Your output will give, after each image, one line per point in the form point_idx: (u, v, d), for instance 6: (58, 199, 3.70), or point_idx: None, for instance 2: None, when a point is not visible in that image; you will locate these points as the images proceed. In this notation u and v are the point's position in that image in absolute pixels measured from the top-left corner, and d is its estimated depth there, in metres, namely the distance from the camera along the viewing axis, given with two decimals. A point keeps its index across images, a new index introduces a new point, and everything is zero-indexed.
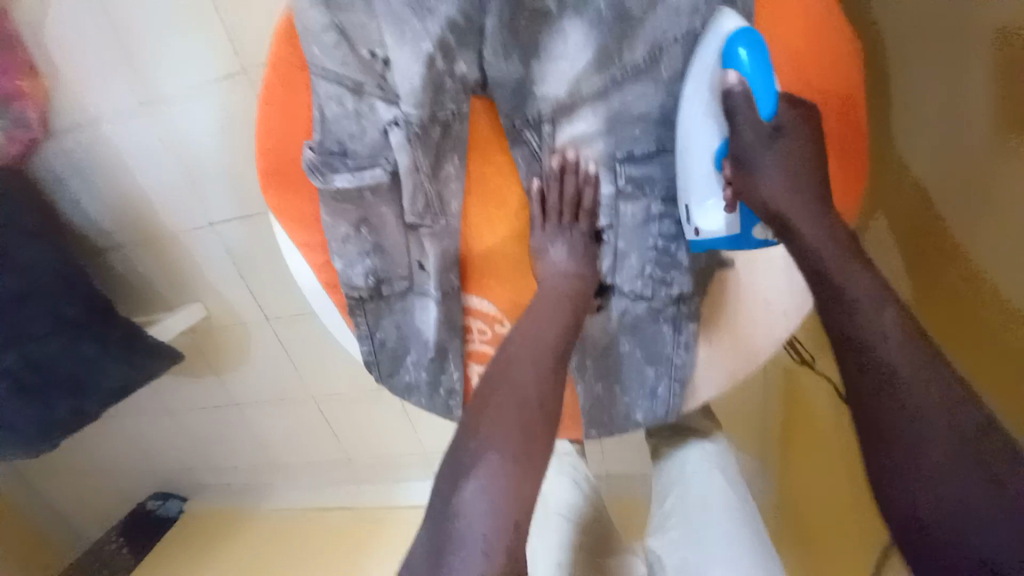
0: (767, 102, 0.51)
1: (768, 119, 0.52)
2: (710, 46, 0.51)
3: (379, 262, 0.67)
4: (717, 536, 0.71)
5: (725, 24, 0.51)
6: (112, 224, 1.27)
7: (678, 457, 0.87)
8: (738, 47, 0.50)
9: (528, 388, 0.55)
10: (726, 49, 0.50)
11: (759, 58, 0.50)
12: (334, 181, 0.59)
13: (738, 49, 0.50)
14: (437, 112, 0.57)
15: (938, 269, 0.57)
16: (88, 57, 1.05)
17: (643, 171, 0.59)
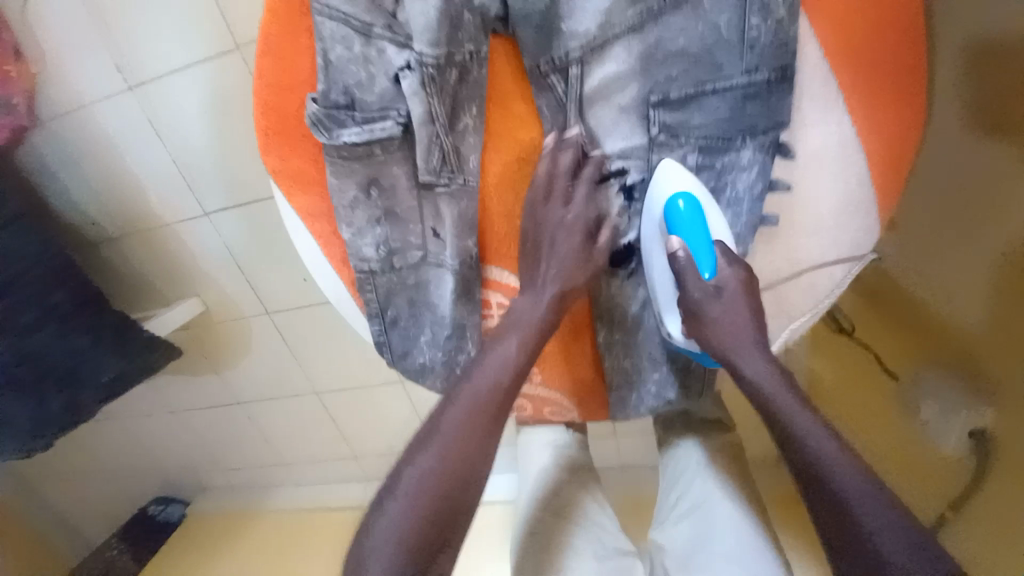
0: (707, 260, 0.54)
1: (708, 277, 0.54)
2: (655, 199, 0.56)
3: (390, 230, 0.62)
4: (722, 550, 0.66)
5: (668, 177, 0.55)
6: (103, 216, 1.21)
7: (681, 456, 0.80)
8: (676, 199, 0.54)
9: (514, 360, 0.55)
10: (668, 205, 0.54)
11: (695, 209, 0.53)
12: (341, 137, 0.54)
13: (677, 203, 0.53)
14: (454, 53, 0.51)
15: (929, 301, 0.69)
16: (72, 36, 0.99)
17: (679, 118, 0.53)
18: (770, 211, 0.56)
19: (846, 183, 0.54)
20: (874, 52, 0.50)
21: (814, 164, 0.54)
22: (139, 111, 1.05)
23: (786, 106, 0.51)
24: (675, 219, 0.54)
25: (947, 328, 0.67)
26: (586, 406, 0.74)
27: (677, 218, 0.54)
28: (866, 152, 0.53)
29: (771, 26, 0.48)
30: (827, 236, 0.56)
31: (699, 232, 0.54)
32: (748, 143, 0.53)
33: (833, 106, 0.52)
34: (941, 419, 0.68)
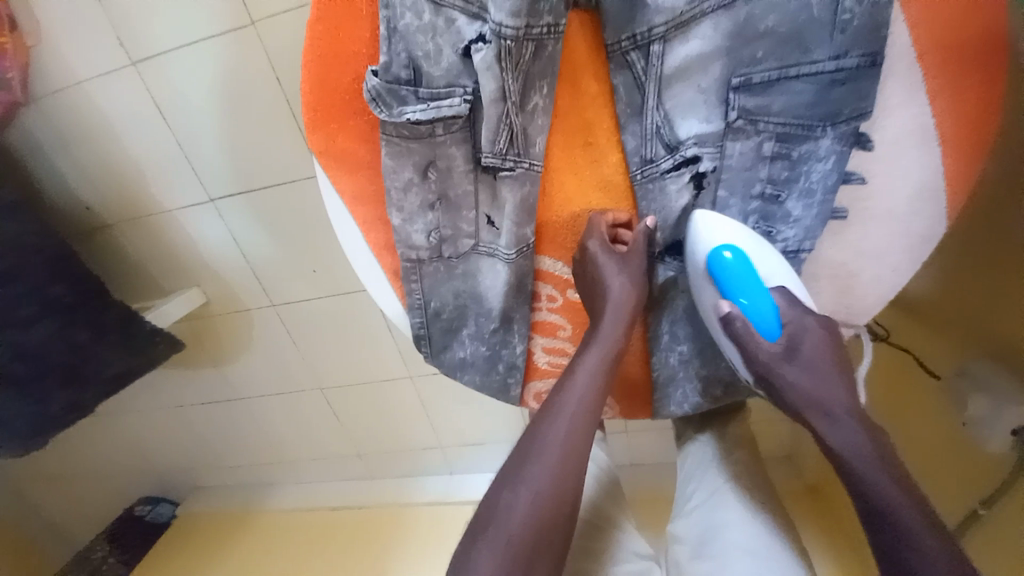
0: (768, 319, 0.56)
1: (772, 336, 0.56)
2: (699, 249, 0.57)
3: (442, 216, 0.59)
4: (736, 543, 0.63)
5: (708, 227, 0.56)
6: (99, 202, 1.14)
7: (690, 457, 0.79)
8: (722, 251, 0.55)
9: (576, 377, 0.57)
10: (712, 259, 0.56)
11: (745, 263, 0.55)
12: (403, 113, 0.50)
13: (722, 255, 0.55)
14: (532, 25, 0.48)
15: (992, 287, 0.65)
16: (71, 6, 0.92)
17: (760, 102, 0.51)
18: (840, 204, 0.55)
19: (924, 176, 0.52)
20: (962, 36, 0.48)
21: (893, 154, 0.52)
22: (143, 90, 0.98)
23: (874, 92, 0.49)
24: (724, 272, 0.56)
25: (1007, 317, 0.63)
26: (631, 406, 0.71)
27: (727, 273, 0.56)
28: (943, 142, 0.51)
29: (866, 8, 0.47)
30: (896, 227, 0.54)
31: (754, 287, 0.56)
32: (828, 132, 0.51)
33: (918, 94, 0.50)
34: (987, 416, 0.65)
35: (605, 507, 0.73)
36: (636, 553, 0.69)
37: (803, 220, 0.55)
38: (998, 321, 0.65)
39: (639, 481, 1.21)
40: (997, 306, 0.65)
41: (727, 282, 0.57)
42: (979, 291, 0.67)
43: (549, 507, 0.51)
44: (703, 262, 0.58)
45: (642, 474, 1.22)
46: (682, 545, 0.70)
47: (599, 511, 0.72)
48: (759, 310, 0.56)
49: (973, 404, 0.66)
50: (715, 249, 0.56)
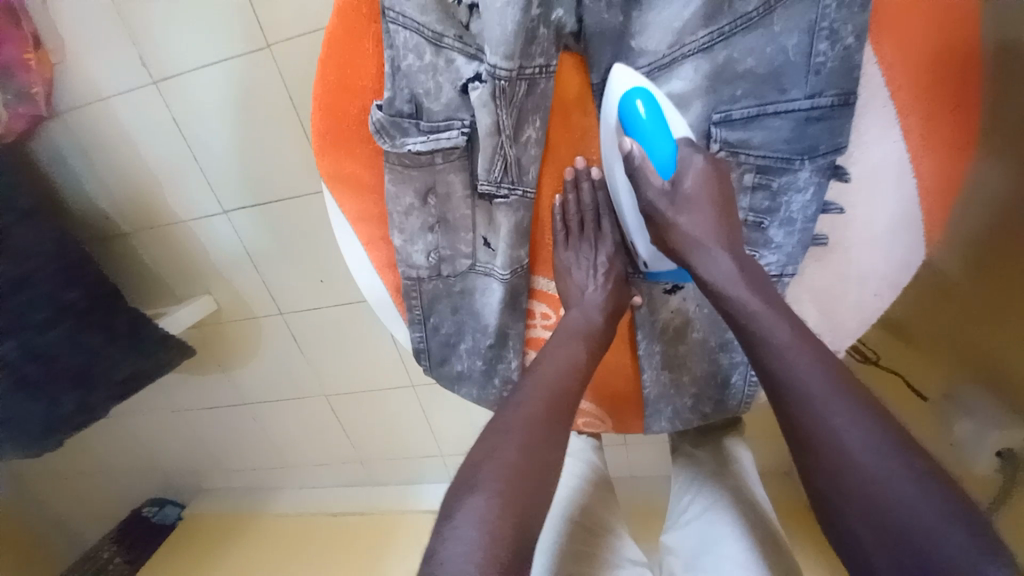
0: (666, 155, 0.54)
1: (667, 174, 0.55)
2: (610, 102, 0.54)
3: (441, 237, 0.62)
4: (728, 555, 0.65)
5: (619, 81, 0.54)
6: (118, 212, 1.19)
7: (678, 480, 0.81)
8: (635, 99, 0.52)
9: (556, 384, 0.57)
10: (624, 107, 0.53)
11: (653, 104, 0.53)
12: (405, 144, 0.54)
13: (636, 104, 0.52)
14: (525, 66, 0.53)
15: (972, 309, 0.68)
16: (99, 30, 0.98)
17: (742, 136, 0.54)
18: (820, 231, 0.58)
19: (900, 209, 0.55)
20: (934, 79, 0.51)
21: (869, 185, 0.55)
22: (164, 107, 1.04)
23: (847, 129, 0.52)
24: (636, 125, 0.53)
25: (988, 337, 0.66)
26: (622, 422, 0.74)
27: (631, 116, 0.53)
28: (918, 177, 0.54)
29: (838, 52, 0.50)
30: (878, 254, 0.57)
31: (657, 125, 0.53)
32: (806, 165, 0.54)
33: (891, 133, 0.53)
34: (972, 437, 0.67)
35: (597, 512, 0.76)
36: (630, 559, 0.71)
37: (789, 245, 0.57)
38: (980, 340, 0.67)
39: (635, 494, 1.22)
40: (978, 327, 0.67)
41: (635, 128, 0.53)
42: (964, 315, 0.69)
43: None
44: (614, 115, 0.55)
45: (638, 487, 1.23)
46: (676, 556, 0.72)
47: (591, 517, 0.74)
48: (656, 150, 0.54)
49: (958, 426, 0.69)
50: (626, 102, 0.53)
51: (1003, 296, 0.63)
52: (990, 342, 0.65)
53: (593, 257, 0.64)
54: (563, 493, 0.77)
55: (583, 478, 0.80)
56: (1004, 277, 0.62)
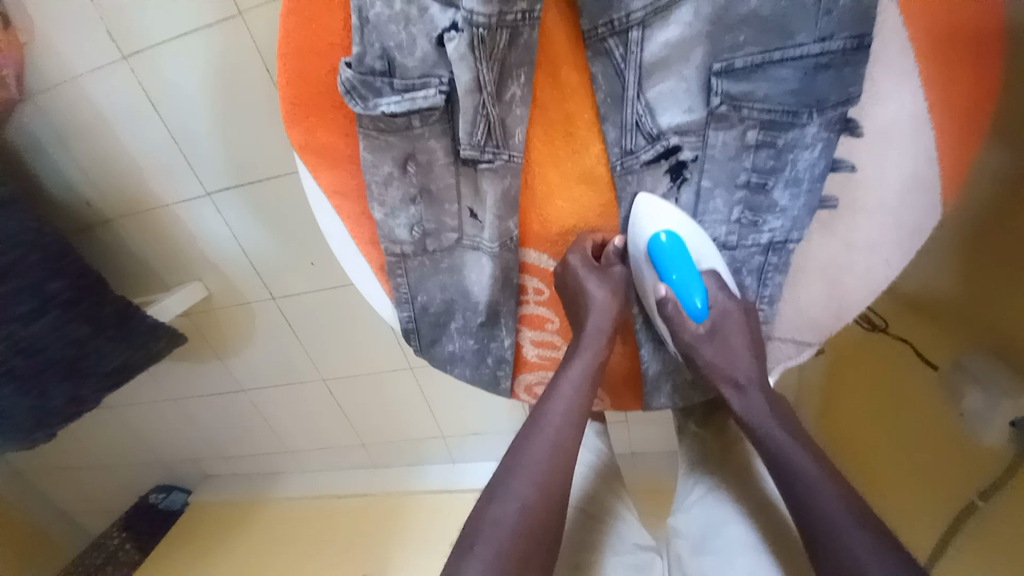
0: (698, 299, 0.57)
1: (700, 316, 0.58)
2: (638, 240, 0.59)
3: (424, 210, 0.58)
4: (736, 537, 0.62)
5: (646, 218, 0.57)
6: (100, 198, 1.15)
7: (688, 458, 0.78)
8: (659, 237, 0.56)
9: None
10: (651, 246, 0.57)
11: (677, 245, 0.56)
12: (378, 105, 0.50)
13: (661, 244, 0.56)
14: (505, 12, 0.48)
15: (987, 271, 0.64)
16: (62, 2, 0.92)
17: (745, 88, 0.50)
18: (829, 193, 0.54)
19: (917, 167, 0.51)
20: (955, 19, 0.47)
21: (883, 142, 0.51)
22: (136, 86, 0.98)
23: (862, 77, 0.48)
24: (665, 268, 0.57)
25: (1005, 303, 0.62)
26: (621, 402, 0.71)
27: (660, 255, 0.57)
28: (936, 129, 0.49)
29: None
30: (886, 217, 0.53)
31: (684, 268, 0.57)
32: (815, 118, 0.50)
33: (910, 79, 0.48)
34: (982, 409, 0.65)
35: (600, 496, 0.73)
36: (636, 544, 0.69)
37: (796, 206, 0.54)
38: (993, 300, 0.64)
39: (639, 471, 1.21)
40: (994, 290, 0.63)
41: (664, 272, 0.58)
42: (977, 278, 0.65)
43: (539, 508, 0.50)
44: (642, 246, 0.59)
45: (642, 464, 1.21)
46: (682, 539, 0.69)
47: (590, 502, 0.72)
48: (689, 292, 0.58)
49: (969, 396, 0.66)
50: (653, 235, 0.57)
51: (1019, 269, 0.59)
52: (1006, 310, 0.62)
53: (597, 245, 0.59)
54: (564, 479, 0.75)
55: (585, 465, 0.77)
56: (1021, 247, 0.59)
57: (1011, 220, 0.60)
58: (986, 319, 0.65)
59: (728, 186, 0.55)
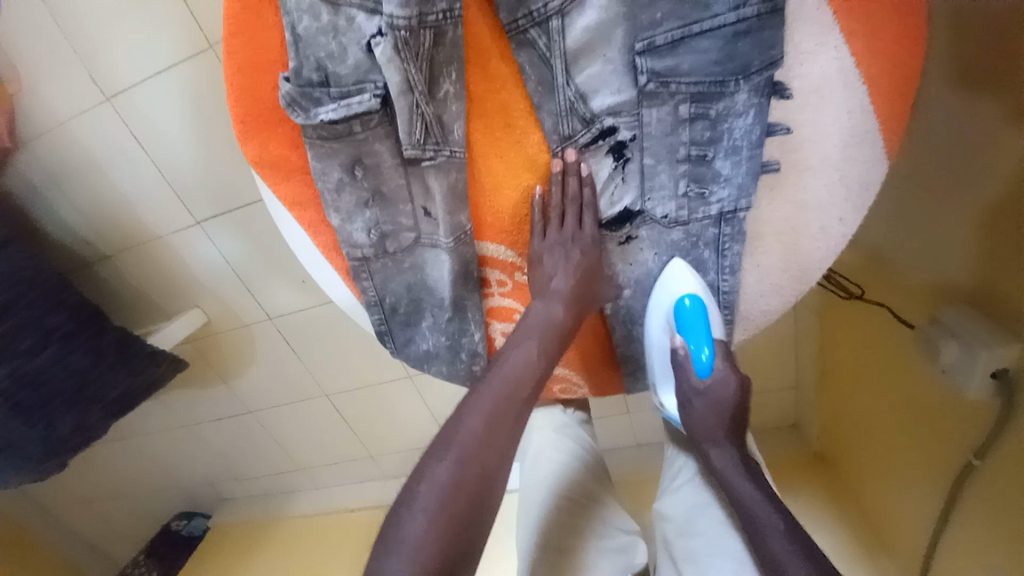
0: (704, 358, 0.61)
1: (703, 373, 0.62)
2: (663, 295, 0.62)
3: (379, 213, 0.60)
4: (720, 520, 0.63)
5: (677, 275, 0.61)
6: (97, 235, 1.20)
7: (671, 441, 0.77)
8: (683, 299, 0.60)
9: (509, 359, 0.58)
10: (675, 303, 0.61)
11: (699, 309, 0.59)
12: (317, 114, 0.52)
13: (683, 301, 0.60)
14: (425, 13, 0.50)
15: (949, 214, 0.63)
16: (46, 52, 0.97)
17: (669, 64, 0.51)
18: (771, 156, 0.54)
19: (852, 121, 0.51)
20: None
21: (815, 101, 0.51)
22: (120, 124, 1.03)
23: (781, 38, 0.49)
24: (683, 325, 0.61)
25: (972, 247, 0.61)
26: (597, 380, 0.73)
27: (682, 318, 0.60)
28: (869, 83, 0.50)
29: None
30: (833, 173, 0.53)
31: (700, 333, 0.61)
32: (742, 85, 0.51)
33: (832, 34, 0.49)
34: (962, 362, 0.62)
35: (585, 484, 0.75)
36: (622, 529, 0.71)
37: (743, 172, 0.54)
38: (959, 243, 0.63)
39: (622, 465, 1.17)
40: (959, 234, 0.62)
41: (684, 330, 0.61)
42: (941, 222, 0.64)
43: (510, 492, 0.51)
44: (667, 303, 0.62)
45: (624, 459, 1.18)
46: (668, 523, 0.69)
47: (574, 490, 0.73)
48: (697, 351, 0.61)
49: (946, 350, 0.64)
50: (677, 297, 0.61)
51: (994, 220, 0.57)
52: (975, 256, 0.61)
53: (568, 249, 0.62)
54: (549, 468, 0.76)
55: (567, 452, 0.78)
56: (996, 198, 0.56)
57: (966, 158, 0.60)
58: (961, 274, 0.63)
59: (672, 161, 0.55)
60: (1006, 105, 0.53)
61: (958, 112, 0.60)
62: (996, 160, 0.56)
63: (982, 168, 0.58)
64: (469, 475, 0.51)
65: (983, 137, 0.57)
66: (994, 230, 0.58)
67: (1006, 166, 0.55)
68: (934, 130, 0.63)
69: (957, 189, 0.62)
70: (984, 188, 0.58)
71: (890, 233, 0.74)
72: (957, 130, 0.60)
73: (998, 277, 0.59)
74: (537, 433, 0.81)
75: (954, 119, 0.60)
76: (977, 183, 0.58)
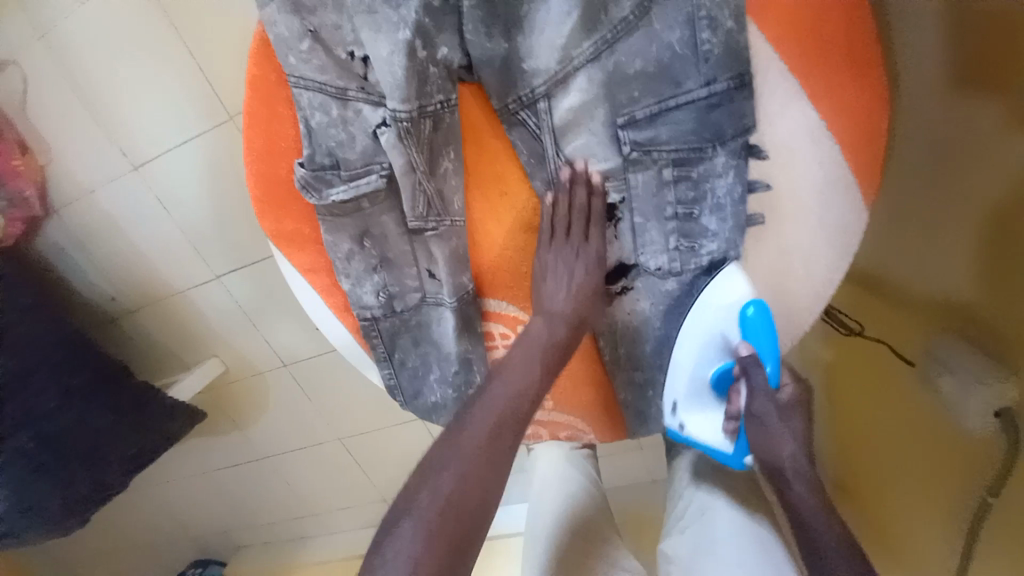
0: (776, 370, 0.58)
1: (775, 384, 0.58)
2: (721, 310, 0.58)
3: (387, 276, 0.64)
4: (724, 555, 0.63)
5: (735, 285, 0.58)
6: (121, 293, 1.26)
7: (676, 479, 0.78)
8: (748, 307, 0.57)
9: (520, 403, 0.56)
10: (737, 313, 0.58)
11: (766, 317, 0.57)
12: (330, 195, 0.58)
13: (747, 309, 0.57)
14: (425, 104, 0.55)
15: (950, 230, 0.65)
16: (78, 129, 1.06)
17: (650, 134, 0.55)
18: (754, 211, 0.57)
19: (827, 175, 0.55)
20: (823, 46, 0.52)
21: (791, 159, 0.55)
22: (145, 189, 1.10)
23: (750, 108, 0.53)
24: (751, 334, 0.57)
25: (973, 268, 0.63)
26: (600, 425, 0.73)
27: (748, 328, 0.58)
28: (838, 140, 0.54)
29: (721, 36, 0.51)
30: (812, 222, 0.56)
31: (771, 344, 0.57)
32: (719, 151, 0.55)
33: (799, 100, 0.53)
34: (963, 395, 0.64)
35: (591, 521, 0.76)
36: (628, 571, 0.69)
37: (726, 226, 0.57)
38: (964, 260, 0.64)
39: (629, 502, 1.11)
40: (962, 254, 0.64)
41: (749, 341, 0.58)
42: (944, 237, 0.66)
43: None
44: (726, 315, 0.59)
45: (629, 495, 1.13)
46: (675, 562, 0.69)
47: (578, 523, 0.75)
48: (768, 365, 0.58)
49: (945, 384, 0.66)
50: (740, 304, 0.58)
51: (995, 248, 0.60)
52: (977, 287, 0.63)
53: (573, 265, 0.60)
54: (552, 498, 0.79)
55: (570, 481, 0.81)
56: (1001, 224, 0.59)
57: (966, 170, 0.62)
58: (965, 309, 0.65)
59: (661, 219, 0.59)
60: (1003, 116, 0.56)
61: (953, 124, 0.63)
62: (997, 172, 0.58)
63: (982, 186, 0.60)
64: (471, 490, 0.51)
65: (984, 150, 0.60)
66: (996, 255, 0.60)
67: (1005, 180, 0.57)
68: (928, 139, 0.67)
69: (959, 202, 0.64)
70: (984, 207, 0.60)
71: (888, 254, 0.75)
72: (954, 141, 0.63)
73: (999, 309, 0.61)
74: (541, 465, 0.85)
75: (950, 129, 0.64)
76: (978, 201, 0.61)
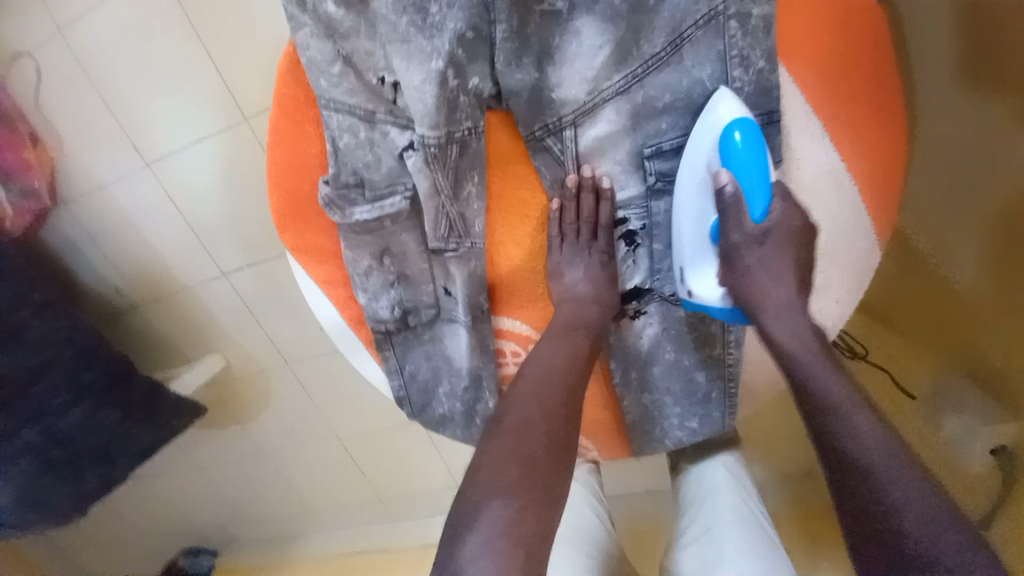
0: (759, 203, 0.53)
1: (757, 221, 0.54)
2: (708, 128, 0.54)
3: (404, 292, 0.65)
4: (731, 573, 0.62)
5: (722, 108, 0.53)
6: (128, 286, 1.26)
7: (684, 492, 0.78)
8: (733, 130, 0.52)
9: (540, 418, 0.54)
10: (723, 138, 0.53)
11: (754, 141, 0.52)
12: (354, 214, 0.59)
13: (734, 135, 0.52)
14: (453, 130, 0.57)
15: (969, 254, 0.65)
16: (92, 122, 1.06)
17: (673, 166, 0.59)
18: None
19: (846, 216, 0.56)
20: (848, 90, 0.53)
21: (814, 197, 0.56)
22: (156, 185, 1.10)
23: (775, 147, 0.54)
24: (732, 156, 0.53)
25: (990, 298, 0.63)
26: (602, 444, 0.73)
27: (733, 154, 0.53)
28: (859, 183, 0.55)
29: (752, 77, 0.53)
30: (829, 262, 0.57)
31: (756, 166, 0.53)
32: None
33: (824, 142, 0.54)
34: (965, 433, 0.66)
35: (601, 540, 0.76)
36: None
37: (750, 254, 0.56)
38: (984, 285, 0.64)
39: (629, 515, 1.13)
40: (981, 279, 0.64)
41: (731, 154, 0.53)
42: (963, 261, 0.66)
43: None
44: (712, 145, 0.55)
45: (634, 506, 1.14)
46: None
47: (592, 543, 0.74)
48: (751, 188, 0.53)
49: (947, 424, 0.68)
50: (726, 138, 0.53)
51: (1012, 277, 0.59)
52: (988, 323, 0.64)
53: (587, 259, 0.64)
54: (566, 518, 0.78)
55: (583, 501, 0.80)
56: (1010, 254, 0.59)
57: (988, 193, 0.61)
58: (968, 345, 0.67)
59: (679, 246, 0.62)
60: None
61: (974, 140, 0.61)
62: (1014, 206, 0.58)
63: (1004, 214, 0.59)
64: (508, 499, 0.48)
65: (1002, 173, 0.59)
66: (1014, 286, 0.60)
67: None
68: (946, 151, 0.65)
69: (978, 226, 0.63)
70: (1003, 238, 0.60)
71: (903, 274, 0.76)
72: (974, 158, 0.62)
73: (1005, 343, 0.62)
74: None
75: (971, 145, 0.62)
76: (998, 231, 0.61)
